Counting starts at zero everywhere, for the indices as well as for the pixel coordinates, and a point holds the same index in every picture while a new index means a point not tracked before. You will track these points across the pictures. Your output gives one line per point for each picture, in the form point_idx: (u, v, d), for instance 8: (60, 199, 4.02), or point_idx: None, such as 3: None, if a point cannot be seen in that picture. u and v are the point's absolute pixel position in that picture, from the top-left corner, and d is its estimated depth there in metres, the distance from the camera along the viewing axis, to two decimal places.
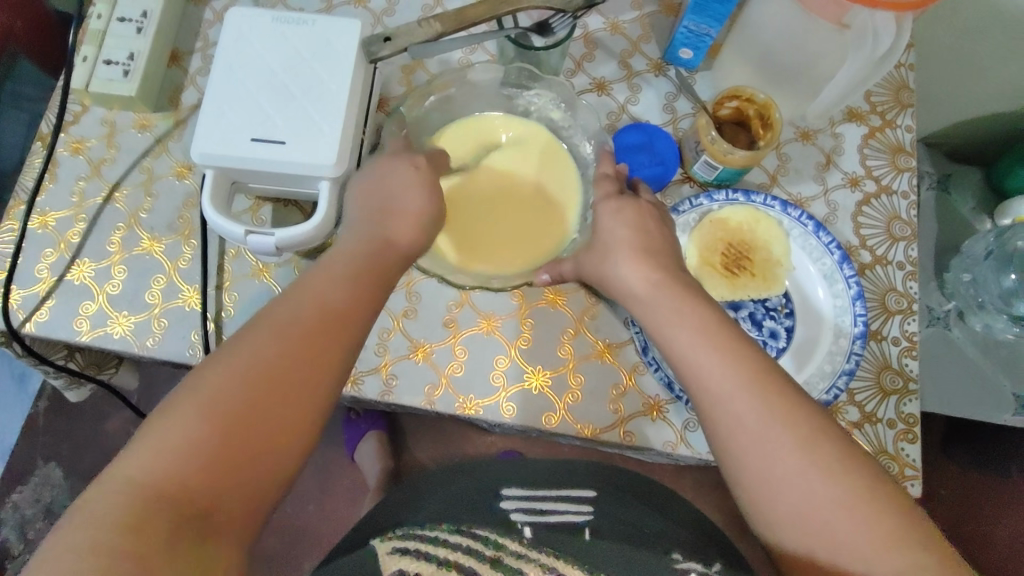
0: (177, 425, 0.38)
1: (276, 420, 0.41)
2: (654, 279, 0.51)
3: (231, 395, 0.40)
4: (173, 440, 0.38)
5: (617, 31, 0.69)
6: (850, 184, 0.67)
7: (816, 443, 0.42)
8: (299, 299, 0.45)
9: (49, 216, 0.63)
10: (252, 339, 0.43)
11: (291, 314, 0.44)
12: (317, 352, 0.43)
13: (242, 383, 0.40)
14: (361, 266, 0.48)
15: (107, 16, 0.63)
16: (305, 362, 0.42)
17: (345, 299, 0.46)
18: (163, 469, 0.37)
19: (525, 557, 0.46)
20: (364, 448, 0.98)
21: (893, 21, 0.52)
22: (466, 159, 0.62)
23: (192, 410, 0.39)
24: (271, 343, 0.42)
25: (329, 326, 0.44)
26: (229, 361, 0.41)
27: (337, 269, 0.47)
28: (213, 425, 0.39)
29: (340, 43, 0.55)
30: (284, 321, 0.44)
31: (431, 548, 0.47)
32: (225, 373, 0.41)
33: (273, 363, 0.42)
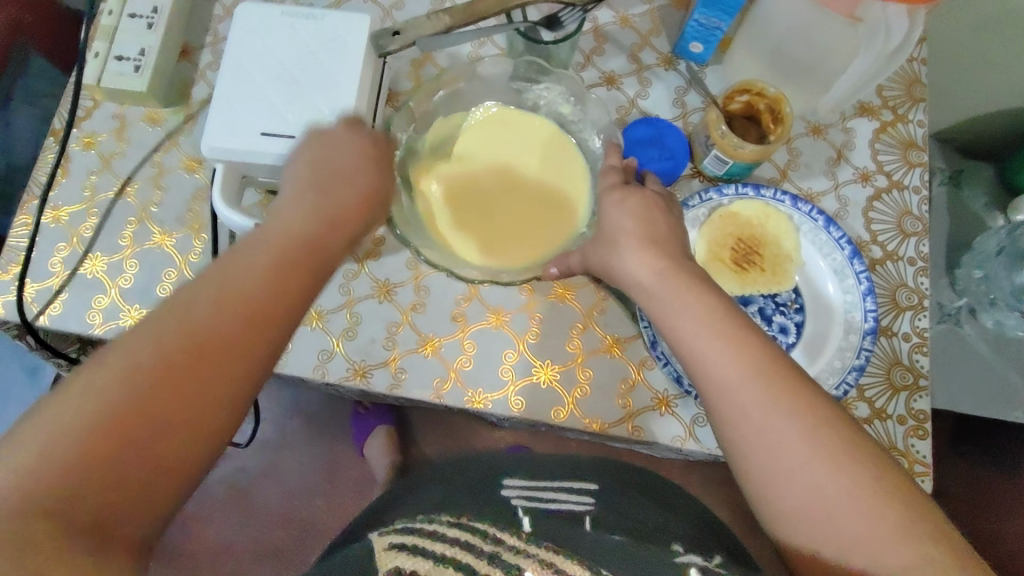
0: (85, 404, 0.36)
1: (197, 411, 0.38)
2: (660, 270, 0.51)
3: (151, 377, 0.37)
4: (83, 422, 0.35)
5: (627, 25, 0.69)
6: (861, 179, 0.66)
7: (822, 435, 0.42)
8: (232, 273, 0.42)
9: (61, 210, 0.63)
10: (176, 317, 0.39)
11: (223, 289, 0.41)
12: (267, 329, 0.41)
13: (163, 365, 0.38)
14: (300, 244, 0.45)
15: (118, 11, 0.63)
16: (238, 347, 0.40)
17: (283, 283, 0.43)
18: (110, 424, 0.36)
19: (524, 552, 0.42)
20: (371, 444, 0.98)
21: (906, 15, 0.51)
22: (473, 147, 0.62)
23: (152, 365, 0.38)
24: (196, 332, 0.39)
25: (265, 315, 0.41)
26: (151, 336, 0.38)
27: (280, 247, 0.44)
28: (123, 408, 0.36)
29: (349, 36, 0.55)
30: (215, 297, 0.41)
31: (427, 541, 0.42)
32: (145, 349, 0.38)
33: (198, 344, 0.39)
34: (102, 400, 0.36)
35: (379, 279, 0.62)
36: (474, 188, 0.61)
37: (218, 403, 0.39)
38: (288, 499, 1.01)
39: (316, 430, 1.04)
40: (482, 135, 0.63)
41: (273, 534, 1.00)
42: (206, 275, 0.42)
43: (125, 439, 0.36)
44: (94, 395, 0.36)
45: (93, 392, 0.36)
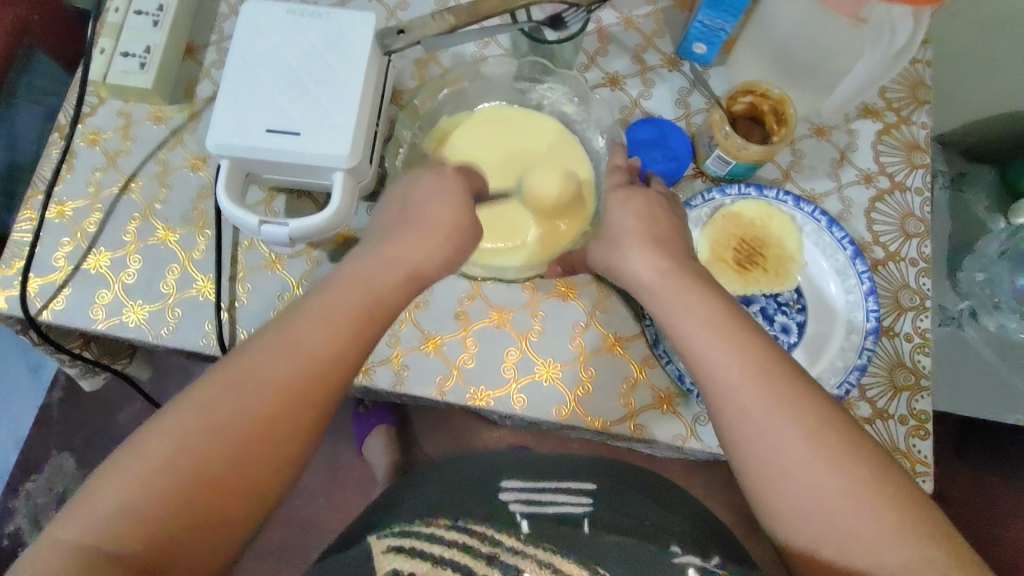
0: (154, 465, 0.37)
1: (257, 478, 0.40)
2: (662, 268, 0.51)
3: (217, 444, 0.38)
4: (171, 453, 0.37)
5: (631, 26, 0.69)
6: (864, 180, 0.66)
7: (822, 433, 0.42)
8: (287, 338, 0.43)
9: (66, 206, 0.63)
10: (252, 367, 0.41)
11: (282, 355, 0.42)
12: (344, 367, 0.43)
13: (224, 430, 0.39)
14: (357, 311, 0.45)
15: (124, 8, 0.63)
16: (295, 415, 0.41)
17: (341, 353, 0.43)
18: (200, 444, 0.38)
19: (522, 553, 0.44)
20: (371, 443, 0.98)
21: (911, 16, 0.51)
22: (480, 139, 0.63)
23: (244, 395, 0.40)
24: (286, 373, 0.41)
25: (324, 383, 0.42)
26: (215, 400, 0.39)
27: (340, 312, 0.44)
28: (192, 473, 0.37)
29: (354, 34, 0.56)
30: (276, 366, 0.41)
31: (424, 544, 0.43)
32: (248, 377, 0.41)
33: (262, 411, 0.40)
34: (169, 463, 0.37)
35: None
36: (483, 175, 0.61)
37: (274, 468, 0.40)
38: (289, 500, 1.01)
39: None
40: (487, 129, 0.63)
41: (272, 534, 1.00)
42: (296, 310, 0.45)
43: (205, 476, 0.38)
44: (165, 463, 0.37)
45: (167, 439, 0.38)
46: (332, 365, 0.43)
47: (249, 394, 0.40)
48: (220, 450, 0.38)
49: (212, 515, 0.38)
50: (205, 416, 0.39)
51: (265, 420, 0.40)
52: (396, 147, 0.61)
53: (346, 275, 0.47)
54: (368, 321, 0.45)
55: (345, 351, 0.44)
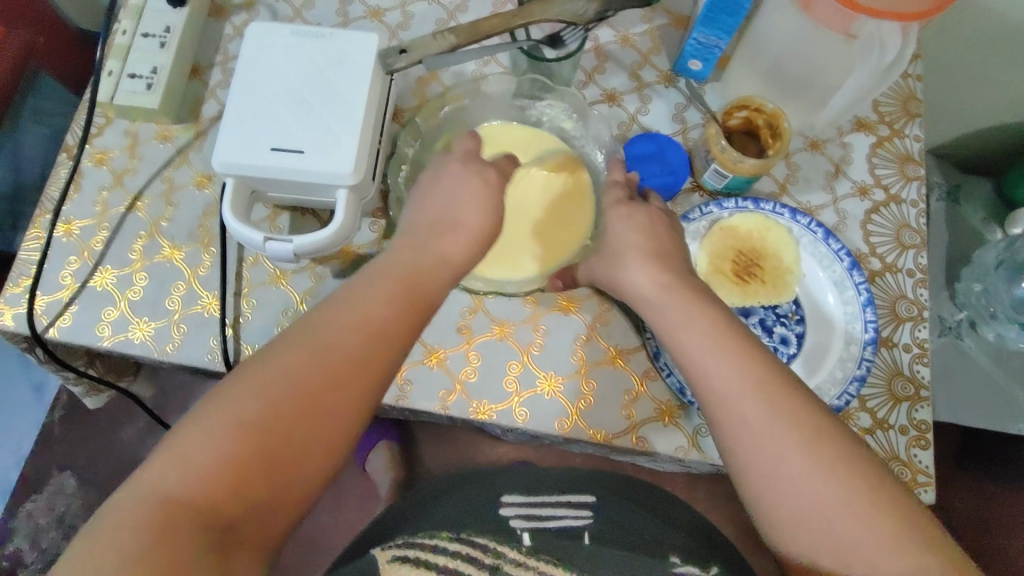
0: (210, 443, 0.38)
1: (302, 467, 0.40)
2: (661, 281, 0.51)
3: (234, 461, 0.38)
4: (227, 434, 0.38)
5: (627, 44, 0.71)
6: (859, 193, 0.67)
7: (821, 443, 0.43)
8: (306, 354, 0.42)
9: (73, 224, 0.64)
10: (303, 354, 0.42)
11: (326, 345, 0.42)
12: (382, 355, 0.44)
13: (243, 444, 0.38)
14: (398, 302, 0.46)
15: (132, 31, 0.65)
16: (314, 432, 0.40)
17: (383, 348, 0.44)
18: (253, 424, 0.39)
19: (522, 564, 0.57)
20: (374, 458, 0.99)
21: (899, 32, 0.54)
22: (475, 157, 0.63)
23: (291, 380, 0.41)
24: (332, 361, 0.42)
25: (365, 372, 0.43)
26: (228, 416, 0.39)
27: (356, 323, 0.44)
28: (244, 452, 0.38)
29: (357, 55, 0.57)
30: (291, 379, 0.41)
31: (429, 555, 0.55)
32: (294, 366, 0.41)
33: (307, 397, 0.41)
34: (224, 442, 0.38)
35: None
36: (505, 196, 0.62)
37: (313, 467, 0.41)
38: None
39: None
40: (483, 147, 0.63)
41: None
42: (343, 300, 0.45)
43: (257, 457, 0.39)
44: (204, 460, 0.38)
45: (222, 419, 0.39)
46: (374, 363, 0.43)
47: (265, 409, 0.40)
48: (264, 438, 0.39)
49: (258, 499, 0.39)
50: (254, 403, 0.40)
51: (285, 434, 0.40)
52: (398, 164, 0.62)
53: (386, 270, 0.48)
54: (409, 313, 0.46)
55: (364, 365, 0.43)
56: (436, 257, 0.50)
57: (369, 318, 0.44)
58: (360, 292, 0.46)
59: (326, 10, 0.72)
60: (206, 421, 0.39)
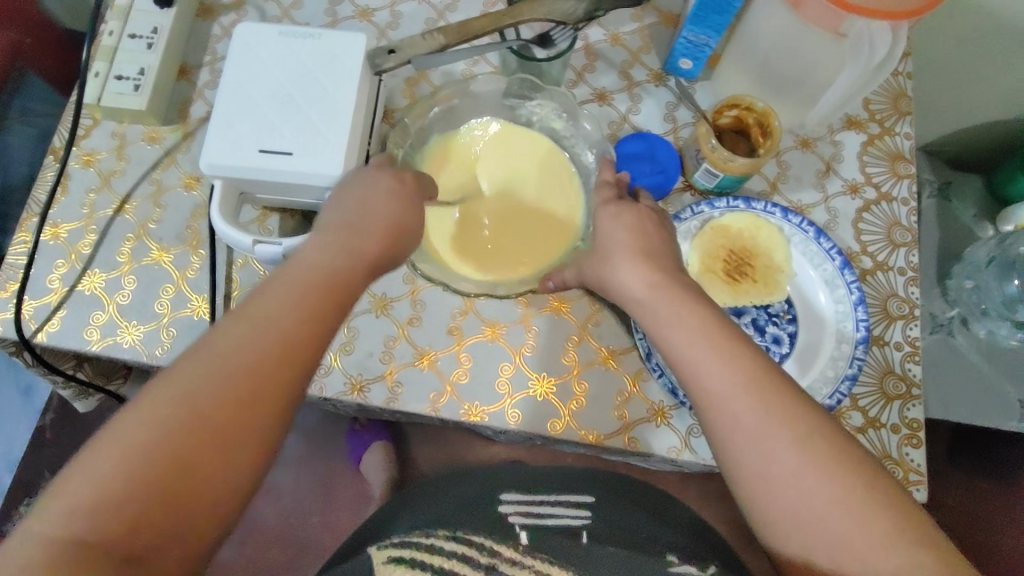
0: (126, 457, 0.36)
1: (233, 468, 0.39)
2: (652, 280, 0.51)
3: (152, 470, 0.36)
4: (144, 444, 0.37)
5: (617, 43, 0.70)
6: (850, 191, 0.67)
7: (812, 441, 0.43)
8: (215, 356, 0.40)
9: (61, 228, 0.64)
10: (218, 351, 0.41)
11: (245, 337, 0.41)
12: (303, 337, 0.43)
13: (174, 440, 0.37)
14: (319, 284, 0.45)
15: (118, 32, 0.64)
16: (241, 426, 0.39)
17: (300, 329, 0.43)
18: (169, 431, 0.37)
19: (520, 564, 0.47)
20: (368, 459, 0.98)
21: (889, 30, 0.54)
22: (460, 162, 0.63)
23: (202, 382, 0.39)
24: (245, 352, 0.41)
25: (287, 359, 0.42)
26: (140, 427, 0.37)
27: (271, 317, 0.42)
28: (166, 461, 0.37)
29: (346, 55, 0.57)
30: (203, 378, 0.39)
31: (424, 556, 0.47)
32: (211, 364, 0.40)
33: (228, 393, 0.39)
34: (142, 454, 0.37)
35: (375, 294, 0.62)
36: (447, 174, 0.63)
37: (243, 467, 0.39)
38: (282, 520, 1.00)
39: (311, 446, 1.04)
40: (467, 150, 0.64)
41: (269, 553, 0.99)
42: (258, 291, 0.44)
43: (181, 464, 0.37)
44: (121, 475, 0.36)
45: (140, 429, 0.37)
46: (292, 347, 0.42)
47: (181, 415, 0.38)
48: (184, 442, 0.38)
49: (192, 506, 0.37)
50: (171, 408, 0.38)
51: (218, 425, 0.39)
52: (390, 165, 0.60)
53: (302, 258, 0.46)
54: (329, 295, 0.45)
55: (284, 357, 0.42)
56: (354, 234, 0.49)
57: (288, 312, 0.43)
58: (274, 285, 0.44)
59: (315, 10, 0.71)
60: (120, 435, 0.37)
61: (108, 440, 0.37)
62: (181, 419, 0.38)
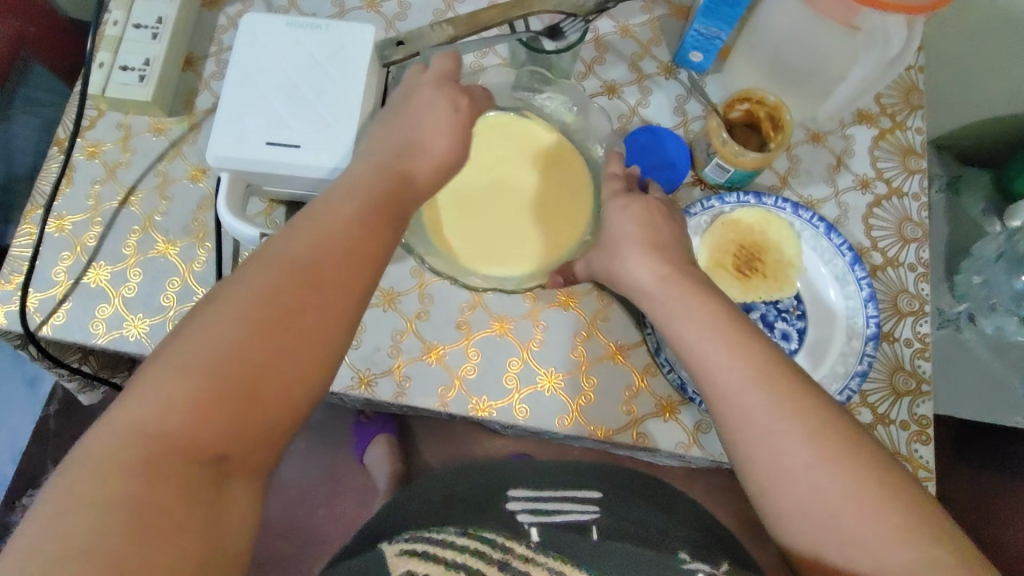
0: (193, 366, 0.37)
1: (295, 380, 0.39)
2: (662, 274, 0.51)
3: (220, 383, 0.37)
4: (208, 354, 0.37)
5: (627, 34, 0.70)
6: (861, 186, 0.67)
7: (825, 436, 0.42)
8: (272, 275, 0.41)
9: (66, 219, 0.63)
10: (278, 266, 0.41)
11: (303, 263, 0.41)
12: (362, 259, 0.44)
13: (241, 348, 0.38)
14: (370, 209, 0.46)
15: (123, 22, 0.64)
16: (301, 342, 0.40)
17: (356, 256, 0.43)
18: (234, 342, 0.38)
19: (532, 561, 0.47)
20: (372, 453, 0.97)
21: (904, 25, 0.52)
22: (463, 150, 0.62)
23: (264, 294, 0.40)
24: (309, 271, 0.41)
25: (347, 275, 0.43)
26: (188, 354, 0.37)
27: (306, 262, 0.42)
28: (232, 372, 0.37)
29: (354, 47, 0.56)
30: (266, 293, 0.40)
31: (437, 550, 0.47)
32: (275, 282, 0.40)
33: (293, 313, 0.40)
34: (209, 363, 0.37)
35: (382, 288, 0.62)
36: None
37: (306, 379, 0.40)
38: (288, 512, 1.01)
39: (315, 438, 1.04)
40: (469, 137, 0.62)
41: (274, 545, 0.99)
42: (316, 217, 0.44)
43: (247, 375, 0.37)
44: (187, 381, 0.36)
45: (204, 339, 0.38)
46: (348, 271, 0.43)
47: (216, 357, 0.37)
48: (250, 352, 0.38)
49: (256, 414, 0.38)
50: (234, 320, 0.38)
51: (283, 341, 0.39)
52: None
53: (347, 188, 0.47)
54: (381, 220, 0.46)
55: (321, 300, 0.41)
56: (395, 177, 0.49)
57: (322, 255, 0.42)
58: (316, 223, 0.44)
59: (322, 0, 0.70)
60: (187, 345, 0.37)
61: (171, 355, 0.37)
62: (245, 335, 0.38)
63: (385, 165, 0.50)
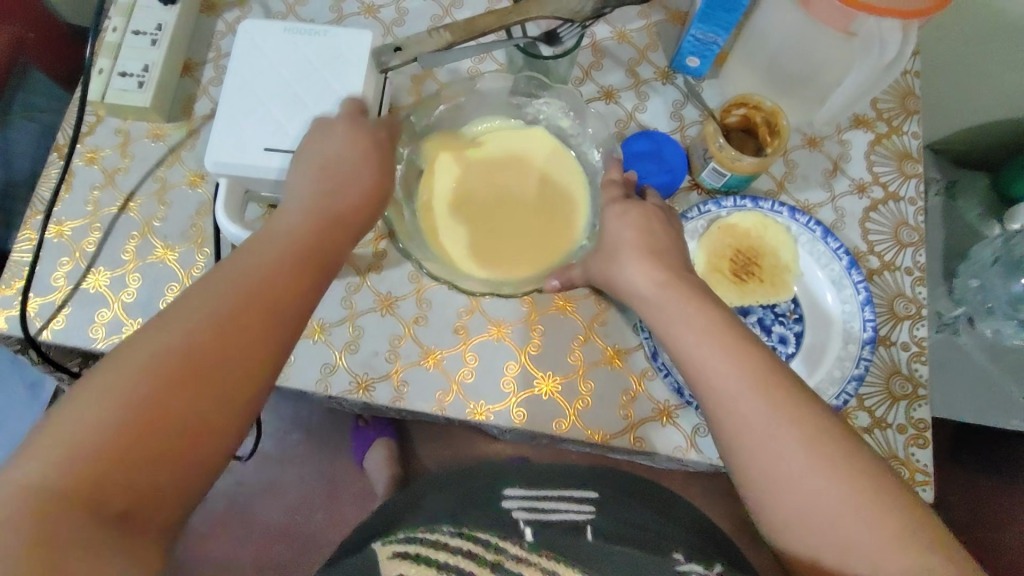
0: (109, 402, 0.36)
1: (213, 420, 0.39)
2: (659, 279, 0.51)
3: (135, 421, 0.36)
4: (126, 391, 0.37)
5: (624, 40, 0.70)
6: (858, 190, 0.67)
7: (821, 441, 0.42)
8: (196, 314, 0.41)
9: (65, 225, 0.63)
10: (202, 304, 0.41)
11: (230, 300, 0.42)
12: (291, 297, 0.44)
13: (160, 386, 0.37)
14: (303, 246, 0.46)
15: (122, 28, 0.64)
16: (221, 380, 0.39)
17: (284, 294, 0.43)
18: (153, 378, 0.37)
19: (526, 561, 0.46)
20: (372, 457, 0.97)
21: (899, 29, 0.53)
22: (456, 157, 0.62)
23: (186, 331, 0.40)
24: (235, 309, 0.41)
25: (274, 313, 0.43)
26: (105, 390, 0.36)
27: (257, 285, 0.43)
28: (148, 410, 0.37)
29: (351, 53, 0.56)
30: (190, 331, 0.40)
31: (430, 552, 0.46)
32: (199, 320, 0.40)
33: (216, 347, 0.40)
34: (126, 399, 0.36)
35: (381, 293, 0.62)
36: (449, 166, 0.62)
37: (225, 418, 0.39)
38: (287, 515, 1.01)
39: (314, 442, 1.04)
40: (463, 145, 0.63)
41: (273, 549, 1.00)
42: (244, 256, 0.44)
43: (163, 414, 0.37)
44: (102, 416, 0.36)
45: (123, 375, 0.37)
46: (275, 309, 0.43)
47: (154, 370, 0.38)
48: (170, 389, 0.38)
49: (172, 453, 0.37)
50: (154, 356, 0.38)
51: (201, 379, 0.39)
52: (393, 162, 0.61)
53: (281, 227, 0.47)
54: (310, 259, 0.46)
55: (266, 320, 0.42)
56: (335, 212, 0.49)
57: (267, 279, 0.43)
58: (245, 262, 0.44)
59: (320, 7, 0.71)
60: (104, 380, 0.37)
61: (88, 391, 0.36)
62: (166, 371, 0.38)
63: (321, 201, 0.50)
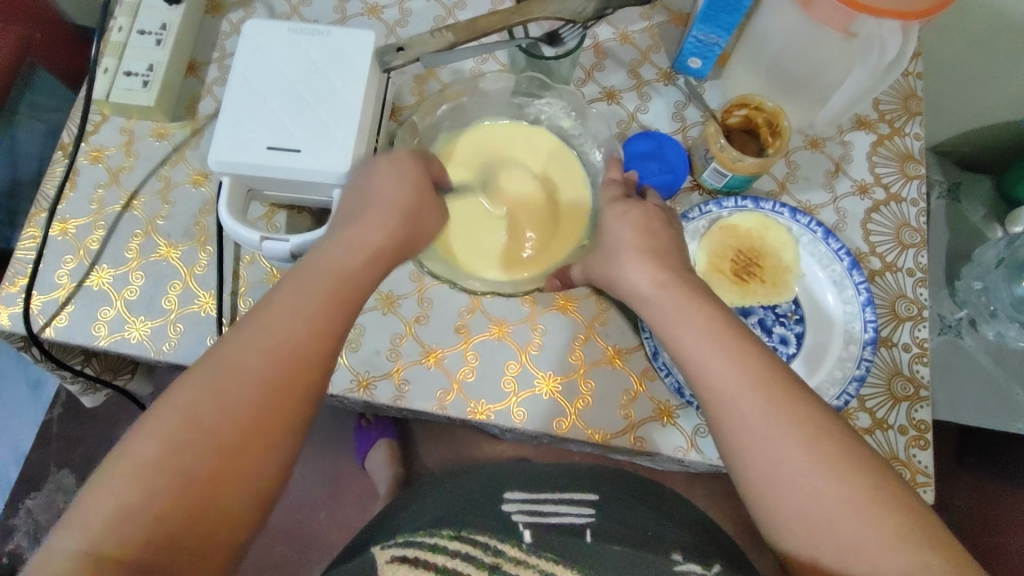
0: (143, 460, 0.38)
1: (239, 480, 0.39)
2: (660, 280, 0.51)
3: (165, 480, 0.37)
4: (158, 448, 0.38)
5: (626, 41, 0.70)
6: (859, 191, 0.67)
7: (822, 441, 0.42)
8: (223, 373, 0.41)
9: (69, 223, 0.64)
10: (232, 365, 0.41)
11: (254, 360, 0.42)
12: (315, 355, 0.43)
13: (190, 448, 0.39)
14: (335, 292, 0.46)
15: (127, 28, 0.64)
16: (252, 446, 0.40)
17: (302, 359, 0.43)
18: (183, 440, 0.39)
19: (523, 563, 0.49)
20: (374, 456, 0.99)
21: (900, 31, 0.53)
22: (461, 154, 0.63)
23: (214, 391, 0.40)
24: (266, 372, 0.42)
25: (298, 374, 0.42)
26: (141, 446, 0.38)
27: (248, 390, 0.41)
28: (177, 473, 0.38)
29: (355, 53, 0.56)
30: (220, 391, 0.40)
31: (427, 555, 0.48)
32: (230, 381, 0.41)
33: (245, 410, 0.40)
34: (159, 459, 0.38)
35: (382, 292, 0.62)
36: (451, 162, 0.63)
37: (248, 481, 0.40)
38: (288, 515, 1.01)
39: (316, 442, 1.04)
40: (466, 142, 0.63)
41: (274, 549, 1.00)
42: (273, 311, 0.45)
43: (192, 478, 0.38)
44: (134, 475, 0.37)
45: (156, 432, 0.39)
46: (295, 371, 0.42)
47: (185, 429, 0.39)
48: (197, 451, 0.39)
49: (198, 514, 0.38)
50: (186, 416, 0.39)
51: (230, 443, 0.39)
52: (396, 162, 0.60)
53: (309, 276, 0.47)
54: (336, 308, 0.46)
55: (279, 406, 0.41)
56: (355, 257, 0.49)
57: (289, 349, 0.43)
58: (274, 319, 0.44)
59: (324, 8, 0.71)
60: (142, 435, 0.39)
61: (129, 446, 0.38)
62: (198, 434, 0.39)
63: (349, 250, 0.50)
